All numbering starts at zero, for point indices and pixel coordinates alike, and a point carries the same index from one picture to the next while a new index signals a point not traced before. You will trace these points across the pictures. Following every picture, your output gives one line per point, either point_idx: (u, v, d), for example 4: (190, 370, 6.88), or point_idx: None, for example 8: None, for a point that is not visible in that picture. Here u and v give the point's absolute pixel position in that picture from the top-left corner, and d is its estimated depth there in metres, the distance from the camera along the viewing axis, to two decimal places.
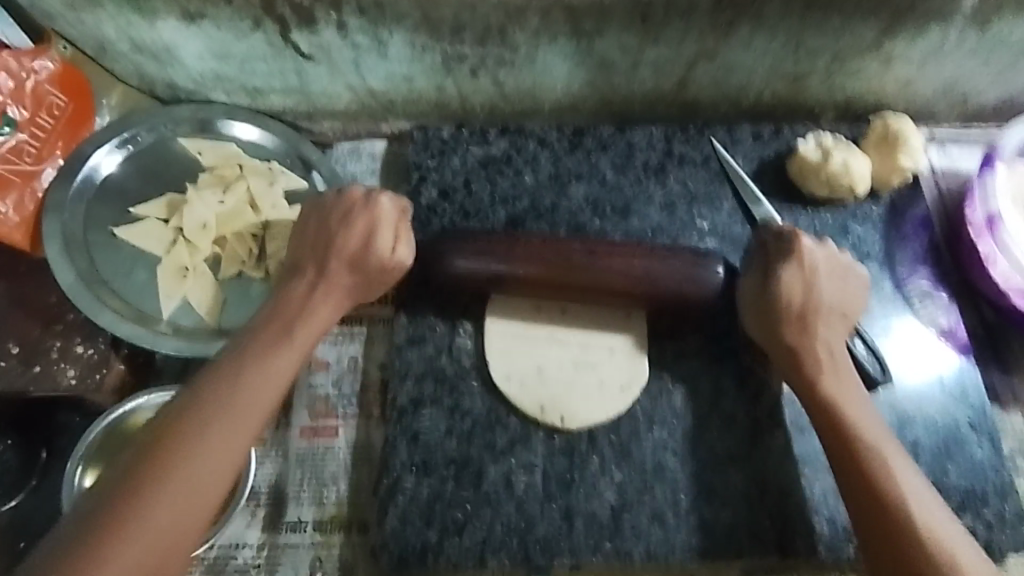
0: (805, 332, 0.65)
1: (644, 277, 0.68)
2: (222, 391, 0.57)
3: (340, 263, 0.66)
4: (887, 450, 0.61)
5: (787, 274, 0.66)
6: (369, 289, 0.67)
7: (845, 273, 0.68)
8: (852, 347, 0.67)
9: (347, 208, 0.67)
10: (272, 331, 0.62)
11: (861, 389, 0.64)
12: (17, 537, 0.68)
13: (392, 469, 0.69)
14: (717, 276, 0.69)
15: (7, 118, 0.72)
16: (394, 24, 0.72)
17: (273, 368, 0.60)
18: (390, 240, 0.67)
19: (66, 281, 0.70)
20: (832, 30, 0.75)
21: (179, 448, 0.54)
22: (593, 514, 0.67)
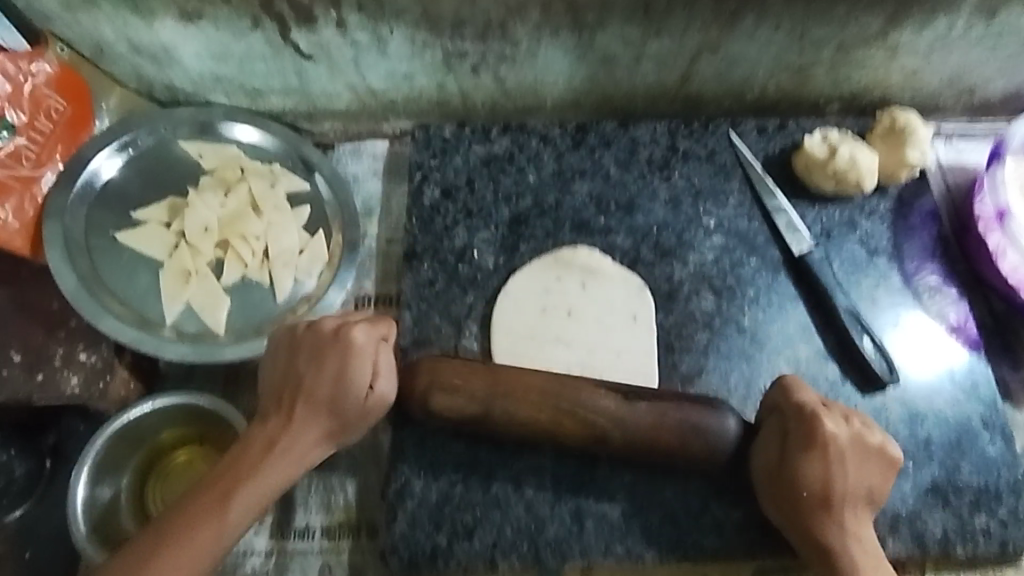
0: (813, 506, 0.60)
1: (653, 428, 0.62)
2: (171, 528, 0.56)
3: (317, 414, 0.62)
4: (858, 541, 0.60)
5: (808, 465, 0.60)
6: (349, 424, 0.62)
7: (862, 437, 0.62)
8: (865, 497, 0.61)
9: (319, 344, 0.63)
10: (216, 495, 0.57)
11: (855, 528, 0.60)
12: (23, 546, 0.68)
13: (399, 472, 0.68)
14: (731, 425, 0.62)
15: (4, 122, 0.69)
16: (394, 21, 0.71)
17: (223, 529, 0.56)
18: (368, 377, 0.63)
19: (69, 286, 0.69)
20: (837, 20, 0.74)
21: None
22: (603, 515, 0.67)
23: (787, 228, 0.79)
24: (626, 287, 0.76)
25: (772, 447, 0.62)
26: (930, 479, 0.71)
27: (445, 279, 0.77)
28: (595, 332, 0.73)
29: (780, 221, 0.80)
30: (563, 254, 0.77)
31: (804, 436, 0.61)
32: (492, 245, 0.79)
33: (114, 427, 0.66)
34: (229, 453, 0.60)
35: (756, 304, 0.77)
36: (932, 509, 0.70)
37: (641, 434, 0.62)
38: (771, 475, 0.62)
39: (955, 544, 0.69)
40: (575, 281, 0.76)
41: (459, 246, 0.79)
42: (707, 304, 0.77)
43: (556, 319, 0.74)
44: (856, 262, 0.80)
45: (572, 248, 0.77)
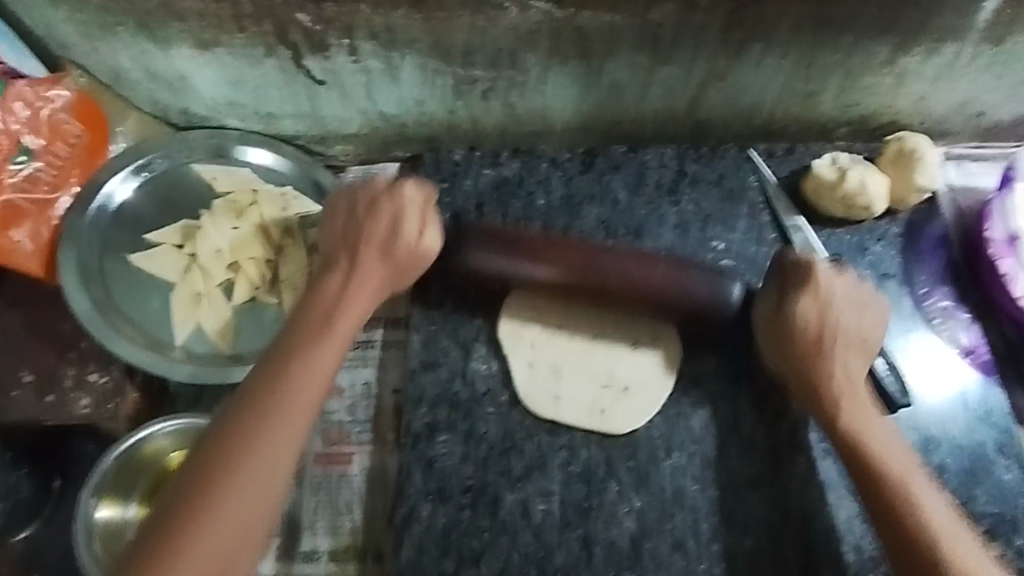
0: (811, 342, 0.65)
1: (671, 276, 0.68)
2: (275, 370, 0.59)
3: (373, 254, 0.66)
4: (854, 393, 0.64)
5: (800, 305, 0.65)
6: (403, 275, 0.68)
7: (862, 300, 0.67)
8: (861, 341, 0.66)
9: (374, 196, 0.68)
10: (308, 333, 0.62)
11: (851, 368, 0.65)
12: (30, 568, 0.68)
13: (407, 497, 0.68)
14: (735, 294, 0.69)
15: (23, 147, 0.72)
16: (405, 50, 0.72)
17: (316, 356, 0.60)
18: (417, 225, 0.68)
19: (82, 309, 0.70)
20: (844, 49, 0.75)
21: (241, 445, 0.55)
22: (611, 542, 0.66)
23: (804, 247, 0.79)
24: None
25: (772, 346, 0.68)
26: None
27: None
28: (613, 263, 0.68)
29: (796, 238, 0.80)
30: None
31: (809, 279, 0.66)
32: None
33: (126, 445, 0.66)
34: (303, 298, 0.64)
35: None
36: None
37: (652, 289, 0.68)
38: (773, 338, 0.67)
39: None
40: None
41: None
42: None
43: (573, 252, 0.69)
44: None
45: None
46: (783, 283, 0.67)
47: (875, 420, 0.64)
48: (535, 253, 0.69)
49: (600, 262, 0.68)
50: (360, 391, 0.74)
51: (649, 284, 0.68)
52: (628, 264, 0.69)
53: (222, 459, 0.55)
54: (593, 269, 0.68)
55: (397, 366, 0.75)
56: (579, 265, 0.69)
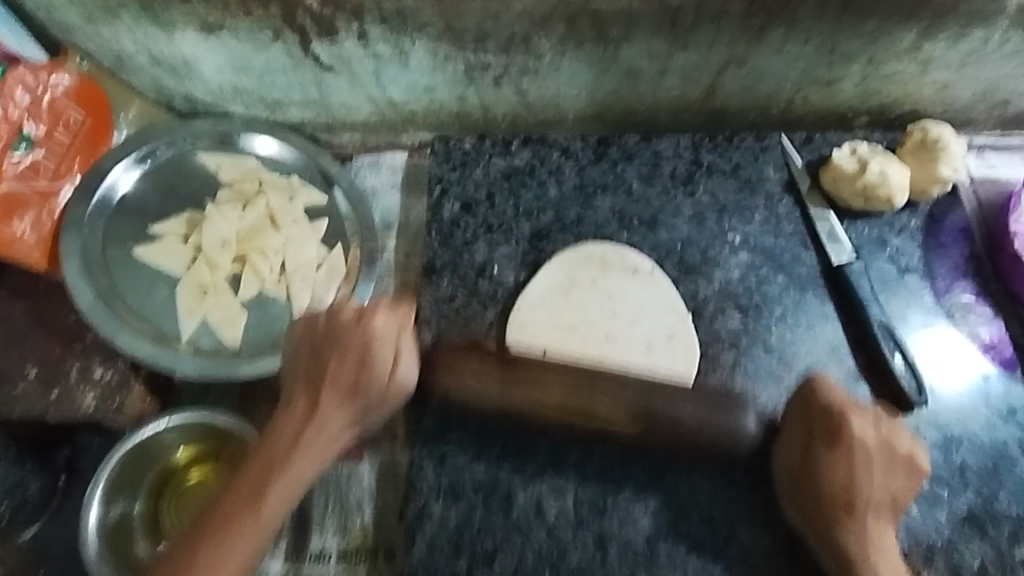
0: (840, 510, 0.59)
1: (682, 438, 0.63)
2: (198, 547, 0.53)
3: (334, 401, 0.59)
4: (880, 544, 0.58)
5: (827, 465, 0.60)
6: (375, 412, 0.61)
7: (889, 439, 0.61)
8: (890, 505, 0.60)
9: (339, 334, 0.61)
10: (228, 520, 0.54)
11: (879, 538, 0.58)
12: (36, 565, 0.67)
13: (418, 494, 0.66)
14: (751, 424, 0.64)
15: (24, 135, 0.69)
16: (415, 35, 0.70)
17: (244, 534, 0.54)
18: (391, 359, 0.61)
19: (84, 301, 0.68)
20: (869, 34, 0.72)
21: (215, 545, 0.53)
22: (627, 541, 0.65)
23: (829, 237, 0.78)
24: (653, 288, 0.74)
25: (795, 462, 0.62)
26: (967, 507, 0.68)
27: (465, 294, 0.76)
28: (614, 391, 0.64)
29: (821, 228, 0.78)
30: (571, 256, 0.76)
31: (835, 437, 0.60)
32: (513, 260, 0.77)
33: (129, 442, 0.65)
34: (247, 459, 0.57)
35: (784, 322, 0.75)
36: (969, 538, 0.67)
37: (668, 437, 0.64)
38: (791, 476, 0.62)
39: None
40: (586, 284, 0.74)
41: (479, 262, 0.77)
42: (733, 322, 0.75)
43: (571, 397, 0.64)
44: (886, 281, 0.78)
45: (580, 249, 0.76)
46: (807, 412, 0.63)
47: (895, 567, 0.58)
48: (528, 392, 0.65)
49: (597, 404, 0.64)
50: None
51: (662, 433, 0.64)
52: (617, 394, 0.64)
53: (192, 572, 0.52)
54: (589, 406, 0.64)
55: None
56: (576, 388, 0.65)
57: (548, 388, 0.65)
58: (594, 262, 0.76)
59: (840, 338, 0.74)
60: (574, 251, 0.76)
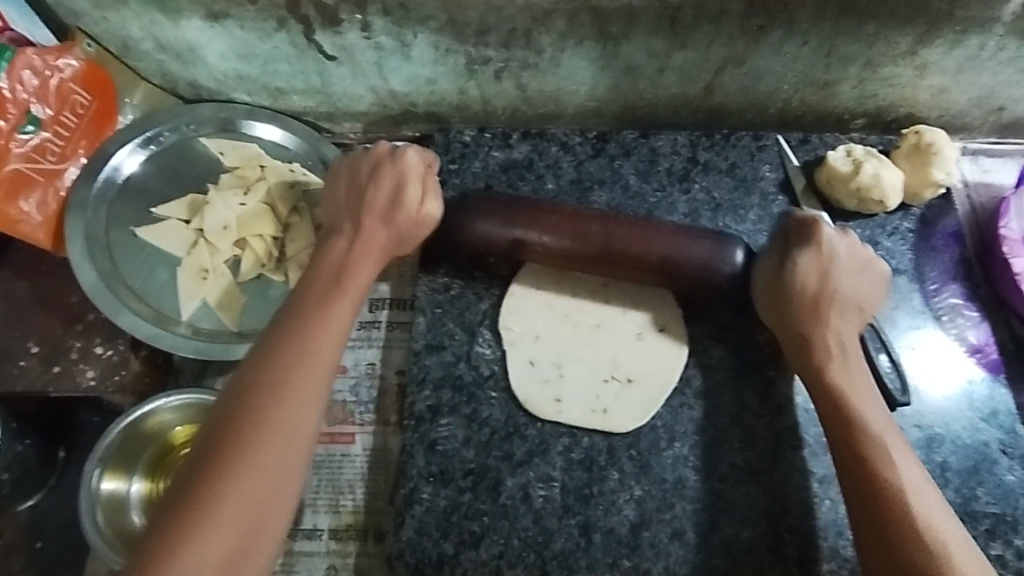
0: (808, 306, 0.64)
1: (668, 248, 0.68)
2: (260, 394, 0.53)
3: (374, 220, 0.64)
4: (852, 369, 0.63)
5: (801, 261, 0.64)
6: (403, 240, 0.65)
7: (863, 272, 0.65)
8: (856, 307, 0.64)
9: (376, 161, 0.66)
10: (291, 359, 0.55)
11: (848, 348, 0.63)
12: (33, 537, 0.69)
13: (408, 478, 0.68)
14: (737, 259, 0.68)
15: (31, 117, 0.70)
16: (418, 27, 0.71)
17: (306, 376, 0.55)
18: (419, 195, 0.65)
19: (88, 280, 0.70)
20: (866, 38, 0.73)
21: (293, 358, 0.55)
22: (611, 529, 0.66)
23: None
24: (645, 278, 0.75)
25: (771, 308, 0.66)
26: (946, 506, 0.70)
27: None
28: (622, 231, 0.68)
29: None
30: None
31: (808, 245, 0.64)
32: None
33: (132, 417, 0.67)
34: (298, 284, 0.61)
35: None
36: None
37: (650, 259, 0.68)
38: (770, 292, 0.66)
39: None
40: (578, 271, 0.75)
41: None
42: None
43: (585, 227, 0.68)
44: None
45: None
46: (788, 238, 0.65)
47: (874, 407, 0.60)
48: (539, 220, 0.68)
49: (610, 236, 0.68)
50: (365, 370, 0.75)
51: (645, 247, 0.67)
52: (634, 234, 0.68)
53: (280, 370, 0.55)
54: (602, 237, 0.68)
55: (401, 346, 0.75)
56: (588, 232, 0.68)
57: (560, 221, 0.68)
58: None
59: None
60: None
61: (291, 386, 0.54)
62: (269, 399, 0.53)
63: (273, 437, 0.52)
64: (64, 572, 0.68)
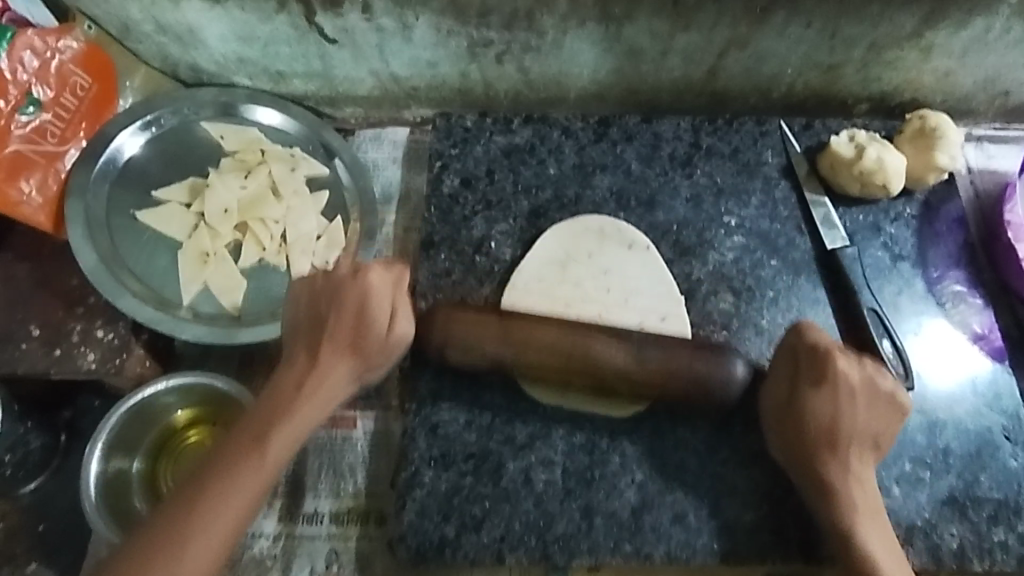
0: (821, 445, 0.61)
1: (656, 377, 0.63)
2: (186, 505, 0.55)
3: (337, 349, 0.62)
4: (861, 483, 0.61)
5: (814, 401, 0.62)
6: (373, 361, 0.63)
7: (872, 392, 0.63)
8: (871, 442, 0.62)
9: (339, 283, 0.64)
10: (225, 471, 0.56)
11: (859, 472, 0.61)
12: (36, 520, 0.69)
13: (410, 461, 0.68)
14: (738, 373, 0.64)
15: (31, 98, 0.70)
16: (419, 8, 0.70)
17: (238, 491, 0.56)
18: (389, 312, 0.64)
19: (88, 263, 0.69)
20: (872, 20, 0.72)
21: (227, 479, 0.56)
22: (613, 512, 0.66)
23: (824, 221, 0.79)
24: (648, 266, 0.75)
25: (773, 426, 0.64)
26: (949, 491, 0.69)
27: (462, 269, 0.77)
28: (607, 355, 0.63)
29: (816, 213, 0.79)
30: (566, 230, 0.77)
31: (817, 378, 0.62)
32: (510, 237, 0.78)
33: (131, 402, 0.67)
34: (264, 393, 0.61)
35: (776, 305, 0.76)
36: (950, 521, 0.68)
37: (646, 381, 0.63)
38: (779, 417, 0.63)
39: (972, 558, 0.67)
40: (581, 258, 0.75)
41: (477, 238, 0.78)
42: (726, 304, 0.76)
43: (569, 344, 0.63)
44: (879, 267, 0.78)
45: (574, 224, 0.77)
46: (789, 361, 0.64)
47: (885, 537, 0.60)
48: (509, 342, 0.64)
49: (593, 354, 0.63)
50: None
51: (636, 373, 0.63)
52: (619, 356, 0.63)
53: (217, 480, 0.56)
54: (585, 363, 0.63)
55: None
56: (570, 356, 0.63)
57: (540, 331, 0.64)
58: (591, 236, 0.77)
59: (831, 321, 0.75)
60: (569, 225, 0.77)
61: (228, 504, 0.55)
62: (199, 514, 0.55)
63: (199, 559, 0.54)
64: (70, 558, 0.67)
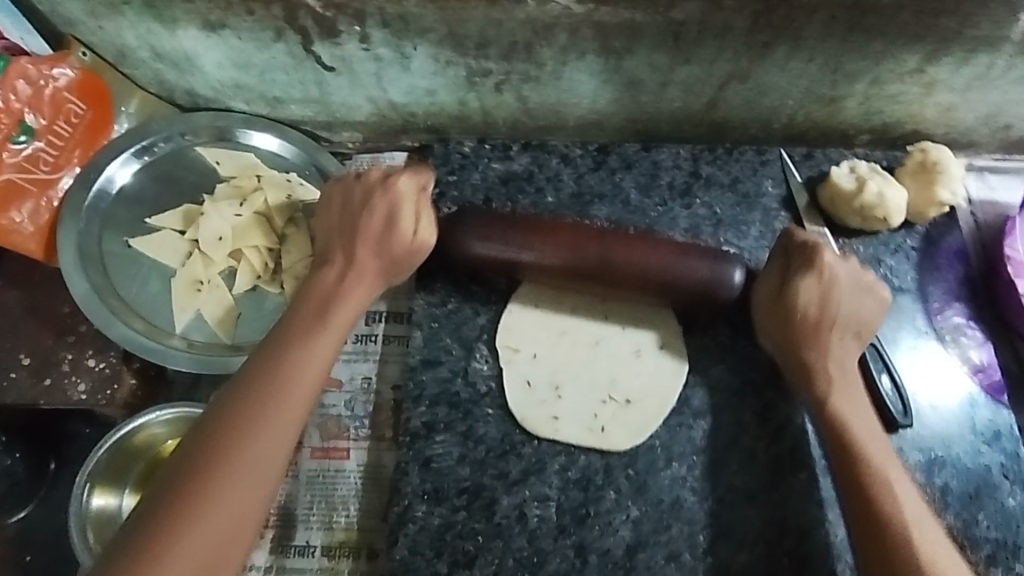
0: (809, 325, 0.65)
1: (675, 258, 0.66)
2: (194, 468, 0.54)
3: (368, 250, 0.66)
4: (870, 432, 0.62)
5: (802, 290, 0.65)
6: (398, 266, 0.67)
7: (861, 284, 0.67)
8: (854, 329, 0.66)
9: (368, 189, 0.67)
10: (234, 432, 0.55)
11: (848, 375, 0.65)
12: (23, 550, 0.69)
13: (402, 496, 0.67)
14: (737, 278, 0.67)
15: (24, 126, 0.70)
16: (417, 39, 0.70)
17: (251, 450, 0.55)
18: (414, 217, 0.67)
19: (79, 292, 0.69)
20: (873, 55, 0.72)
21: (232, 447, 0.54)
22: (606, 550, 0.66)
23: None
24: None
25: (773, 327, 0.67)
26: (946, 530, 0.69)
27: None
28: (626, 248, 0.66)
29: None
30: None
31: (811, 262, 0.66)
32: None
33: (122, 432, 0.66)
34: (260, 359, 0.59)
35: None
36: None
37: (657, 279, 0.67)
38: (774, 307, 0.67)
39: None
40: None
41: None
42: None
43: (585, 250, 0.67)
44: None
45: None
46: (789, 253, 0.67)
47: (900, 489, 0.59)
48: (535, 240, 0.67)
49: (608, 248, 0.66)
50: (359, 385, 0.74)
51: (647, 270, 0.66)
52: (638, 250, 0.67)
53: (224, 450, 0.54)
54: (602, 266, 0.66)
55: (397, 361, 0.75)
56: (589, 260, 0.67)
57: (558, 240, 0.67)
58: None
59: None
60: None
61: (238, 467, 0.54)
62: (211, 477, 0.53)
63: (212, 523, 0.52)
64: None
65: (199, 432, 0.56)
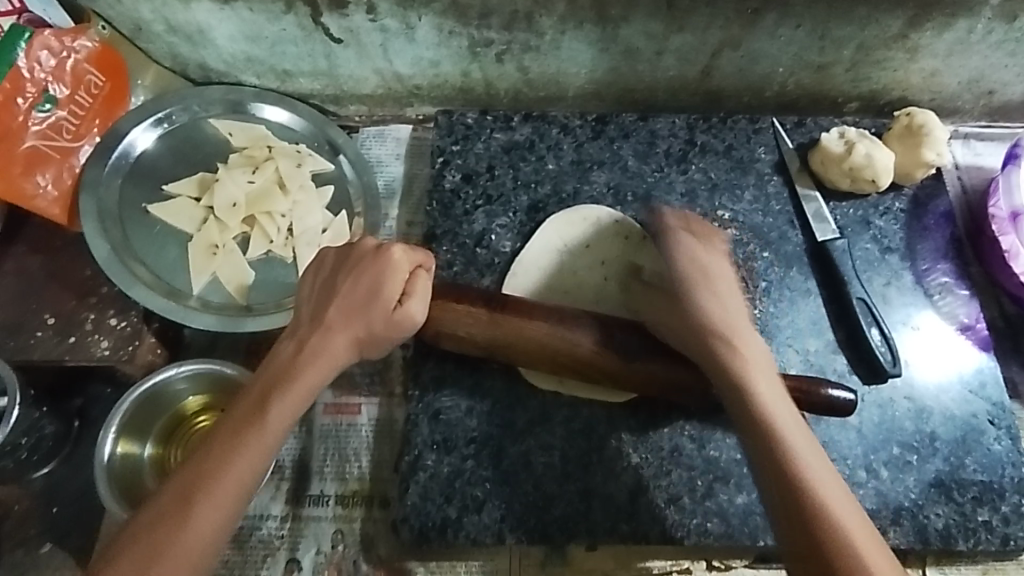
0: (696, 295, 0.62)
1: (649, 366, 0.66)
2: (130, 555, 0.50)
3: (344, 314, 0.61)
4: (769, 390, 0.58)
5: (685, 249, 0.63)
6: (379, 337, 0.62)
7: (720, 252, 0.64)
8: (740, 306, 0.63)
9: (356, 257, 0.62)
10: (172, 516, 0.51)
11: (745, 339, 0.61)
12: (49, 503, 0.71)
13: (413, 446, 0.70)
14: None
15: (48, 96, 0.73)
16: (422, 9, 0.73)
17: (190, 536, 0.51)
18: (400, 291, 0.62)
19: (101, 254, 0.71)
20: (859, 21, 0.75)
21: (172, 531, 0.51)
22: (609, 495, 0.69)
23: (815, 216, 0.81)
24: (645, 254, 0.77)
25: (663, 305, 0.64)
26: (935, 474, 0.72)
27: (463, 262, 0.78)
28: (597, 342, 0.66)
29: (809, 208, 0.81)
30: (561, 219, 0.80)
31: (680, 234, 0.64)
32: (510, 230, 0.80)
33: (147, 386, 0.69)
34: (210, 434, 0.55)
35: (768, 296, 0.78)
36: (936, 503, 0.71)
37: (633, 376, 0.66)
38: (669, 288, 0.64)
39: (958, 538, 0.69)
40: (578, 246, 0.78)
41: (477, 231, 0.80)
42: None
43: (556, 343, 0.66)
44: (868, 259, 0.81)
45: (569, 212, 0.80)
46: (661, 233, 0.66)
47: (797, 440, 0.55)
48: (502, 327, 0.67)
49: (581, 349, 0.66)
50: None
51: (622, 369, 0.66)
52: (611, 345, 0.66)
53: (161, 536, 0.51)
54: (574, 359, 0.66)
55: None
56: (561, 352, 0.66)
57: (532, 329, 0.66)
58: (588, 225, 0.79)
59: (821, 311, 0.78)
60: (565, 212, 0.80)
61: (179, 553, 0.51)
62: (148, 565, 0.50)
63: None
64: (79, 539, 0.70)
65: (143, 511, 0.52)
